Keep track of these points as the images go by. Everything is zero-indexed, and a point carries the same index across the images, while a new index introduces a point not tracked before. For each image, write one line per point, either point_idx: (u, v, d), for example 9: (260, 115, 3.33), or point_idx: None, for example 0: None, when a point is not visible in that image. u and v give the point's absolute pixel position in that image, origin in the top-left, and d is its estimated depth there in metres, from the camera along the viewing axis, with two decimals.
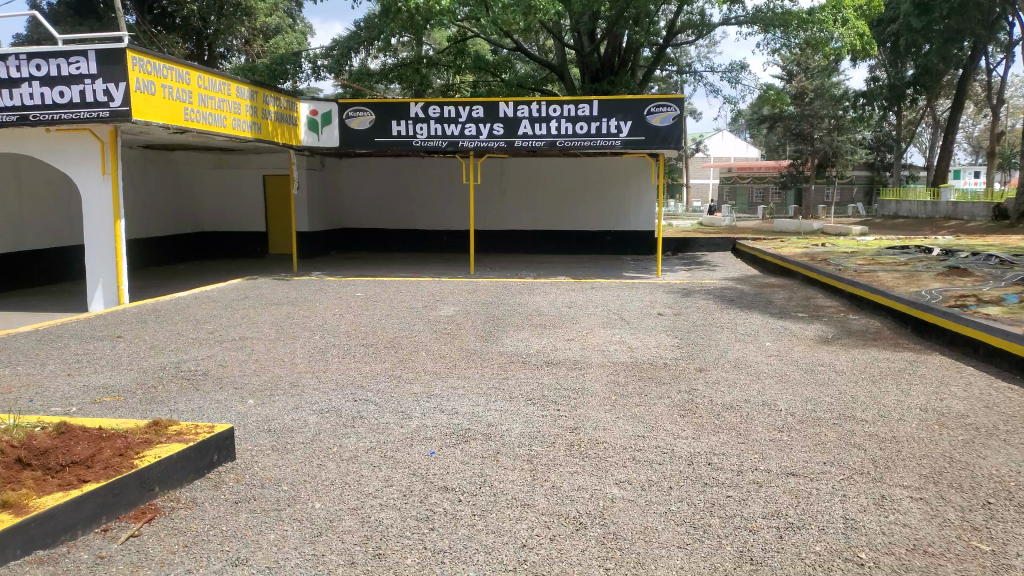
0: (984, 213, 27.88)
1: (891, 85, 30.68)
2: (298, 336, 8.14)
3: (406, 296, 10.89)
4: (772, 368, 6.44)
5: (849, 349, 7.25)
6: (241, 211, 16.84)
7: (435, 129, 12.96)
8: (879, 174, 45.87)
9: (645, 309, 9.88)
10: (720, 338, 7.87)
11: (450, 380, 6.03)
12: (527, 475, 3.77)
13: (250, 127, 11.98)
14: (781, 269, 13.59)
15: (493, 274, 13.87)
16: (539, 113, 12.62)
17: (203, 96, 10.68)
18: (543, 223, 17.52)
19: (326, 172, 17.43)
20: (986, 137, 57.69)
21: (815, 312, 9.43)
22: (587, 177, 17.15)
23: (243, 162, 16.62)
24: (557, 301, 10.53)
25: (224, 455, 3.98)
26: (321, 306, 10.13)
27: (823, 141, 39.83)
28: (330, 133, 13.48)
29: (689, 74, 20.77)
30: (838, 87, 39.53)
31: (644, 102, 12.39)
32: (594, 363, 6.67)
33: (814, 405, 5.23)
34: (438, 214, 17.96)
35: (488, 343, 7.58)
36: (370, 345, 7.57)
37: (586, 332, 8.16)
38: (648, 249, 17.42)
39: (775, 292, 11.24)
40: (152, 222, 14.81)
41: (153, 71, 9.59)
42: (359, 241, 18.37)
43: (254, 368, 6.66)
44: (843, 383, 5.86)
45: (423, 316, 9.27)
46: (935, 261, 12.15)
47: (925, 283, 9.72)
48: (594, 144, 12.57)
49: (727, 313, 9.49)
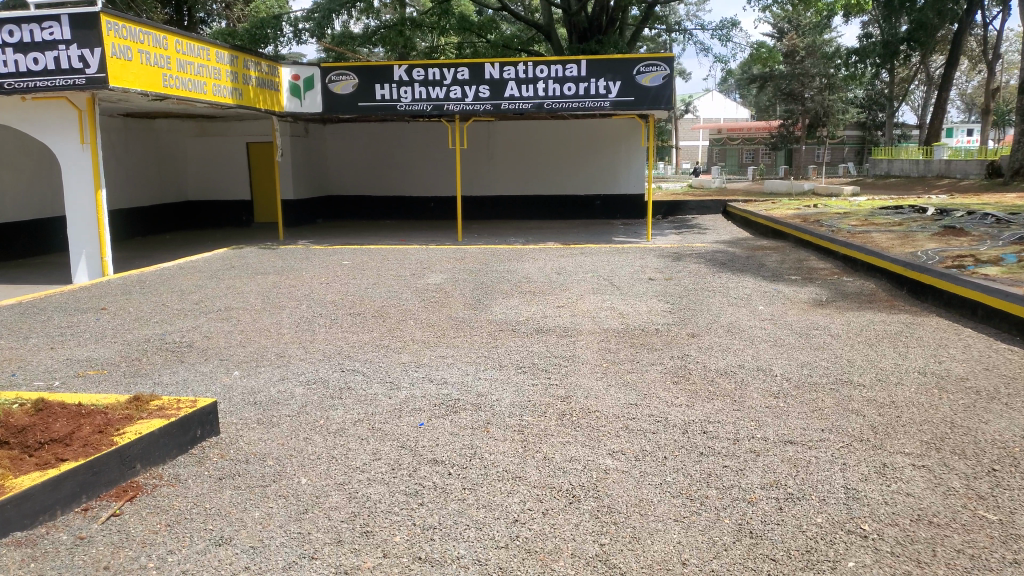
0: (978, 171, 27.76)
1: (885, 42, 30.22)
2: (284, 306, 7.99)
3: (394, 264, 10.73)
4: (766, 332, 6.35)
5: (844, 312, 7.16)
6: (226, 180, 16.55)
7: (420, 93, 12.67)
8: (870, 133, 45.62)
9: (636, 273, 9.76)
10: (714, 302, 7.76)
11: (439, 349, 5.92)
12: (518, 447, 3.66)
13: (232, 93, 11.66)
14: (772, 231, 13.49)
15: (483, 241, 13.70)
16: (526, 74, 12.36)
17: (182, 62, 10.37)
18: (532, 188, 17.31)
19: (311, 138, 17.14)
20: (978, 94, 57.37)
21: (808, 274, 9.34)
22: (577, 140, 16.90)
23: (225, 130, 16.31)
24: (548, 267, 10.40)
25: (208, 430, 3.79)
26: (308, 275, 9.97)
27: (814, 101, 39.48)
28: (313, 99, 13.22)
29: (679, 33, 20.39)
30: (830, 45, 39.28)
31: (632, 61, 12.13)
32: (586, 329, 6.55)
33: (811, 369, 5.14)
34: (425, 180, 17.72)
35: (478, 310, 7.45)
36: (357, 314, 7.43)
37: (577, 298, 8.03)
38: (638, 213, 17.26)
39: (767, 255, 11.14)
40: (136, 192, 14.53)
41: (130, 36, 9.28)
42: (346, 208, 18.12)
43: (240, 339, 6.51)
44: (838, 347, 5.78)
45: (411, 283, 9.12)
46: (928, 221, 12.06)
47: (920, 244, 9.60)
48: (583, 105, 12.32)
49: (719, 277, 9.38)
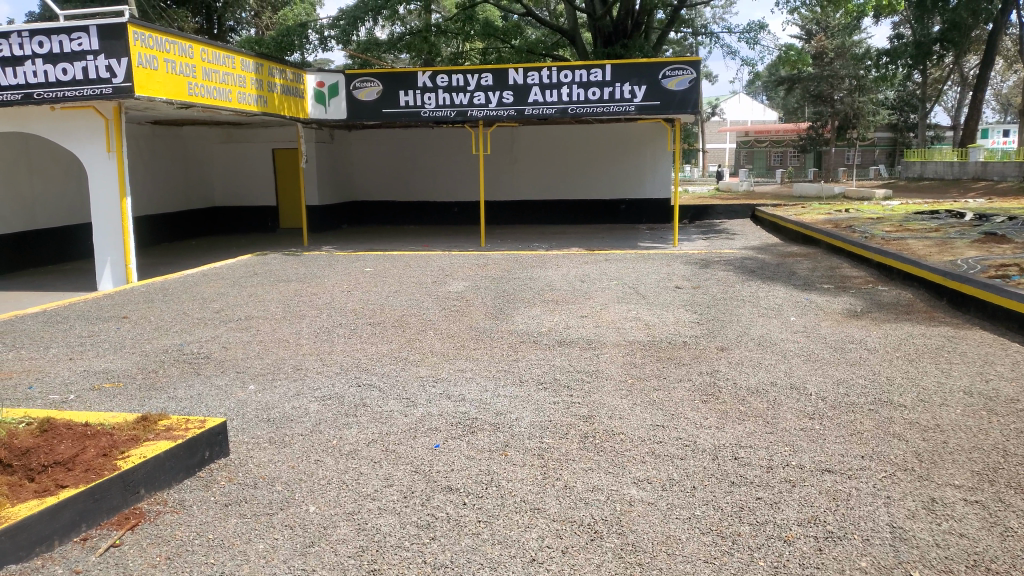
0: (1016, 173, 27.06)
1: (918, 43, 29.58)
2: (304, 315, 7.86)
3: (416, 271, 10.59)
4: (800, 346, 6.09)
5: (881, 324, 6.87)
6: (251, 186, 16.57)
7: (444, 99, 12.52)
8: (902, 135, 44.78)
9: (662, 282, 9.51)
10: (744, 313, 7.50)
11: (458, 362, 5.74)
12: (538, 474, 3.46)
13: (256, 100, 11.60)
14: (803, 237, 13.15)
15: (507, 246, 13.52)
16: (550, 79, 12.17)
17: (207, 70, 10.33)
18: (556, 193, 17.10)
19: (336, 144, 17.10)
20: (1014, 93, 56.14)
21: (841, 283, 9.04)
22: (602, 144, 16.68)
23: (250, 136, 16.33)
24: (572, 274, 10.19)
25: (217, 451, 3.62)
26: (330, 283, 9.86)
27: (844, 102, 38.88)
28: (337, 106, 13.14)
29: (706, 35, 20.08)
30: (860, 47, 38.70)
31: (658, 64, 11.90)
32: (612, 342, 6.34)
33: (848, 388, 4.89)
34: (449, 185, 17.59)
35: (499, 320, 7.27)
36: (376, 324, 7.28)
37: (602, 308, 7.82)
38: (664, 217, 16.98)
39: (798, 262, 10.84)
40: (163, 198, 14.56)
41: (156, 46, 9.24)
42: (370, 213, 18.05)
43: (258, 350, 6.39)
44: (876, 363, 5.51)
45: (433, 291, 8.97)
46: (966, 227, 11.68)
47: (959, 251, 9.25)
48: (608, 110, 12.11)
49: (749, 285, 9.10)
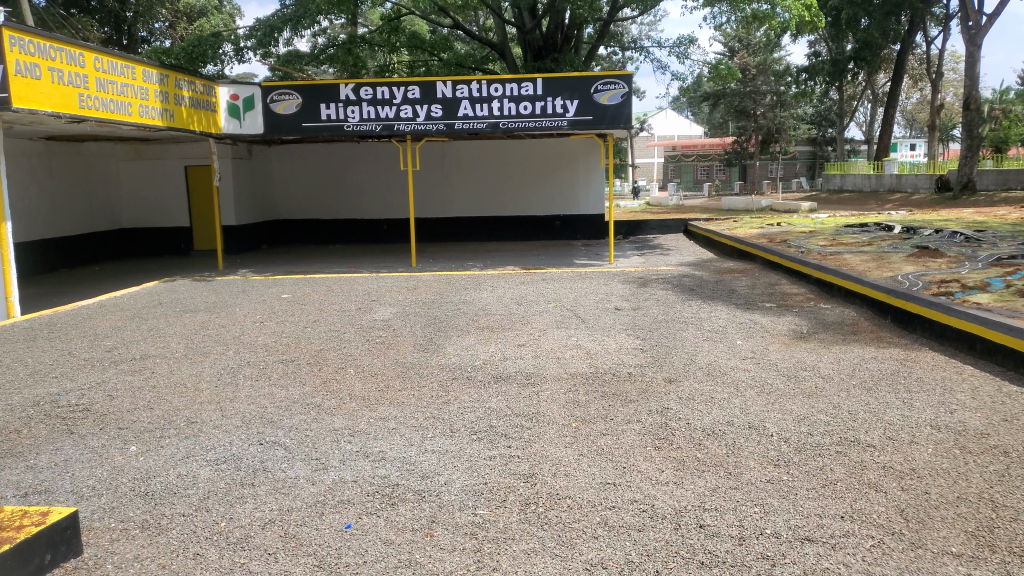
0: (928, 185, 27.86)
1: (833, 60, 30.31)
2: (208, 352, 7.06)
3: (338, 297, 9.84)
4: (751, 375, 5.67)
5: (831, 347, 6.53)
6: (163, 206, 15.53)
7: (368, 112, 11.85)
8: (821, 149, 46.04)
9: (601, 303, 9.05)
10: (688, 337, 7.07)
11: (381, 408, 5.08)
12: (472, 566, 2.90)
13: (160, 114, 10.68)
14: (738, 252, 12.94)
15: (438, 266, 12.88)
16: (480, 92, 11.65)
17: (102, 80, 9.40)
18: (488, 209, 16.58)
19: (255, 160, 16.20)
20: (921, 109, 58.63)
21: (783, 301, 8.76)
22: (533, 159, 16.26)
23: (160, 153, 15.32)
24: (506, 296, 9.64)
25: (62, 554, 3.02)
26: (241, 312, 9.04)
27: (767, 117, 40.01)
28: (253, 120, 12.28)
29: (636, 50, 19.91)
30: (781, 62, 39.68)
31: (590, 78, 11.52)
32: (549, 375, 5.79)
33: (809, 425, 4.46)
34: (376, 202, 16.87)
35: (428, 353, 6.62)
36: (290, 362, 6.55)
37: (539, 335, 7.28)
38: (598, 233, 16.64)
39: (736, 278, 10.56)
40: (62, 221, 13.43)
41: (38, 52, 8.31)
42: (293, 233, 17.16)
43: (150, 399, 5.60)
44: (835, 394, 5.10)
45: (355, 320, 8.26)
46: (898, 241, 11.64)
47: (897, 266, 9.07)
48: (540, 125, 11.66)
49: (689, 305, 8.72)
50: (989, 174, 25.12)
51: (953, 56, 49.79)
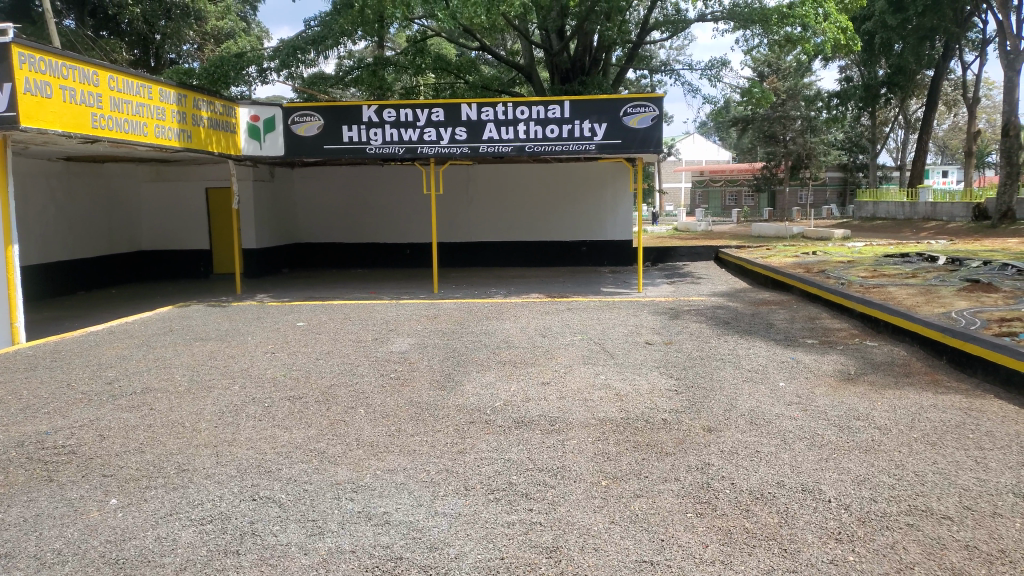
0: (966, 214, 27.04)
1: (867, 85, 29.56)
2: (213, 387, 6.64)
3: (355, 326, 9.43)
4: (799, 425, 5.14)
5: (883, 392, 5.98)
6: (183, 228, 15.32)
7: (391, 134, 11.53)
8: (853, 175, 45.18)
9: (630, 337, 8.52)
10: (726, 378, 6.53)
11: (389, 457, 4.62)
12: None
13: (178, 135, 10.40)
14: (772, 282, 12.36)
15: (460, 293, 12.46)
16: (505, 115, 11.30)
17: (116, 100, 9.14)
18: (512, 234, 16.17)
19: (278, 183, 15.98)
20: (955, 136, 57.57)
21: (825, 337, 8.21)
22: (559, 184, 15.86)
23: (182, 174, 15.13)
24: (530, 327, 9.17)
25: None
26: (252, 342, 8.65)
27: (796, 143, 39.34)
28: (274, 141, 11.99)
29: (666, 73, 19.52)
30: (810, 87, 39.10)
31: (619, 101, 11.10)
32: (575, 421, 5.29)
33: (871, 488, 3.94)
34: (399, 226, 16.54)
35: (445, 392, 6.15)
36: (298, 399, 6.11)
37: (565, 372, 6.78)
38: (625, 260, 16.17)
39: (773, 311, 10.01)
40: (82, 242, 13.24)
41: (49, 71, 8.06)
42: (314, 257, 16.88)
43: (143, 440, 5.17)
44: (896, 450, 4.56)
45: (372, 352, 7.84)
46: (946, 272, 11.01)
47: (949, 301, 8.49)
48: (566, 149, 11.25)
49: (725, 341, 8.18)
50: None
51: (989, 82, 48.91)
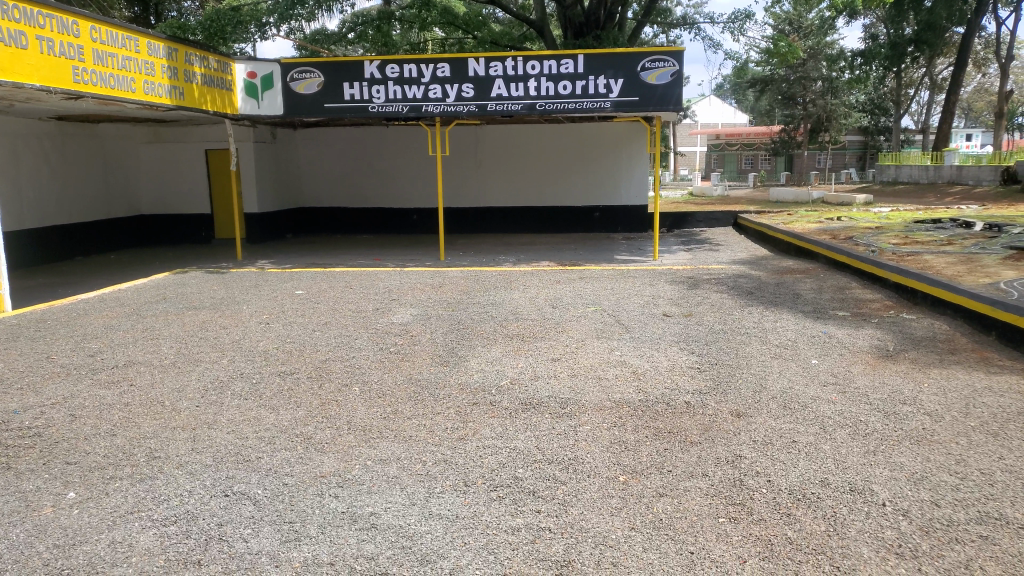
0: (992, 177, 26.17)
1: (893, 43, 28.50)
2: (200, 360, 6.17)
3: (356, 295, 8.96)
4: (838, 410, 4.63)
5: (928, 372, 5.45)
6: (184, 192, 14.84)
7: (394, 92, 10.93)
8: (873, 139, 44.05)
9: (648, 308, 8.00)
10: (753, 354, 6.00)
11: (382, 445, 4.14)
12: None
13: (168, 92, 9.85)
14: (795, 249, 11.76)
15: (468, 260, 11.95)
16: (515, 70, 10.65)
17: (100, 53, 8.58)
18: (523, 198, 15.58)
19: (280, 144, 15.43)
20: (980, 98, 55.93)
21: (858, 309, 7.65)
22: (573, 146, 15.23)
23: (181, 136, 14.61)
24: (540, 297, 8.64)
25: None
26: (246, 311, 8.18)
27: (816, 105, 38.19)
28: (272, 100, 11.41)
29: (686, 28, 18.66)
30: (833, 47, 37.79)
31: (635, 54, 10.42)
32: (589, 403, 4.79)
33: (931, 489, 3.42)
34: (406, 190, 15.98)
35: (448, 368, 5.67)
36: (289, 375, 5.64)
37: (578, 347, 6.27)
38: (640, 226, 15.59)
39: (800, 281, 9.42)
40: (78, 206, 12.78)
41: (25, 19, 7.49)
42: (319, 222, 16.37)
43: (116, 422, 4.69)
44: (953, 443, 4.05)
45: (371, 323, 7.36)
46: (984, 240, 10.37)
47: (993, 271, 7.89)
48: (580, 107, 10.63)
49: (750, 312, 7.63)
50: None
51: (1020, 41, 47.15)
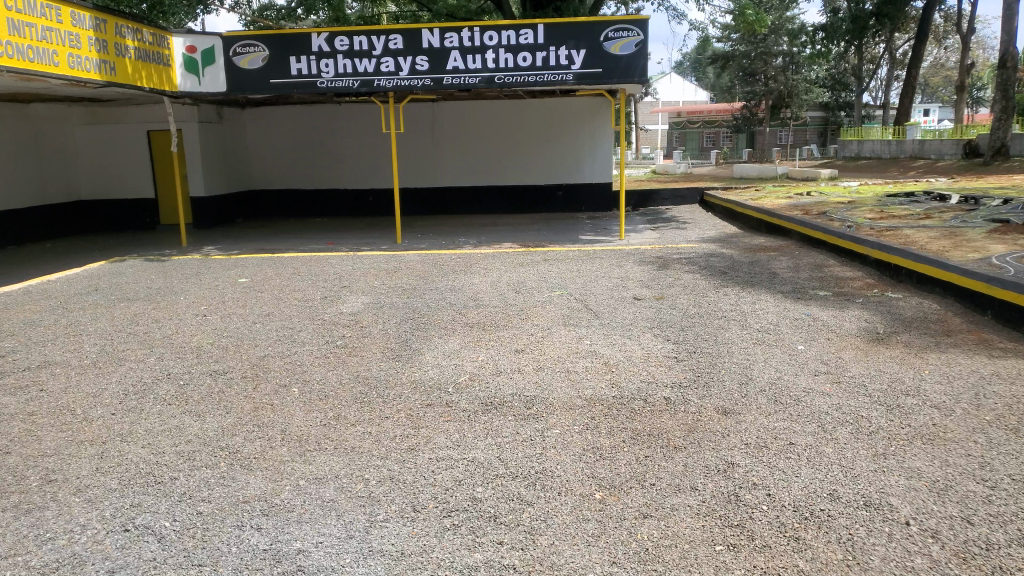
0: (953, 151, 26.16)
1: (854, 17, 28.09)
2: (123, 358, 5.43)
3: (304, 282, 8.29)
4: (834, 403, 4.13)
5: (926, 357, 5.01)
6: (125, 175, 13.92)
7: (344, 66, 10.18)
8: (834, 115, 44.02)
9: (618, 291, 7.45)
10: (735, 341, 5.49)
11: (318, 459, 3.53)
12: None
13: (96, 66, 8.95)
14: (767, 226, 11.33)
15: (427, 243, 11.32)
16: (472, 41, 9.99)
17: (15, 22, 7.68)
18: (485, 177, 14.94)
19: (227, 124, 14.55)
20: (936, 74, 56.43)
21: (839, 288, 7.20)
22: (536, 122, 14.63)
23: (120, 116, 13.67)
24: (503, 281, 8.06)
25: None
26: (182, 302, 7.45)
27: (777, 81, 38.13)
28: (214, 76, 10.58)
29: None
30: (794, 22, 37.47)
31: (598, 24, 9.81)
32: (558, 402, 4.23)
33: (960, 504, 2.95)
34: (362, 170, 15.24)
35: (399, 364, 5.07)
36: (221, 374, 4.96)
37: (544, 337, 5.70)
38: (607, 205, 15.08)
39: (775, 259, 8.97)
40: (8, 193, 11.80)
41: None
42: (271, 205, 15.56)
43: (11, 437, 3.96)
44: (970, 441, 3.59)
45: (317, 313, 6.71)
46: (961, 213, 10.04)
47: (979, 245, 7.52)
48: (541, 79, 10.01)
49: (727, 294, 7.13)
50: (1019, 140, 23.34)
51: None
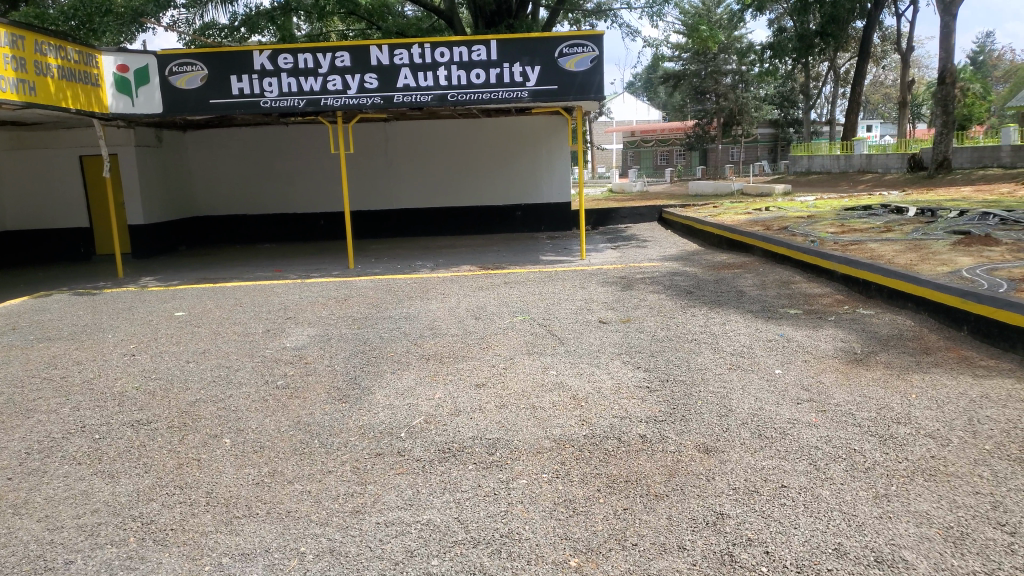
0: (900, 165, 26.56)
1: (800, 35, 28.35)
2: (33, 409, 4.85)
3: (247, 314, 7.74)
4: (823, 436, 3.79)
5: (909, 379, 4.71)
6: (57, 203, 13.16)
7: (289, 85, 9.71)
8: (783, 132, 44.69)
9: (581, 314, 7.08)
10: (709, 367, 5.14)
11: (247, 529, 3.06)
12: None
13: (14, 86, 8.18)
14: (728, 242, 11.11)
15: (380, 267, 10.84)
16: (423, 59, 9.62)
17: None
18: (438, 198, 14.55)
19: (167, 148, 13.92)
20: (878, 91, 57.80)
21: (809, 306, 6.94)
22: (490, 142, 14.30)
23: (50, 140, 12.92)
24: (461, 308, 7.62)
25: None
26: (110, 341, 6.86)
27: (727, 99, 38.53)
28: (149, 97, 9.98)
29: (602, 15, 17.99)
30: (742, 41, 37.99)
31: (553, 39, 9.53)
32: (524, 446, 3.81)
33: (982, 557, 2.60)
34: (311, 193, 14.72)
35: (347, 406, 4.58)
36: (143, 425, 4.41)
37: (506, 368, 5.28)
38: (564, 224, 14.79)
39: (739, 276, 8.72)
40: None
41: None
42: (216, 231, 14.91)
43: None
44: (975, 475, 3.27)
45: (258, 350, 6.18)
46: (921, 225, 9.94)
47: (945, 258, 7.35)
48: (496, 97, 9.66)
49: (694, 315, 6.81)
50: (962, 153, 23.68)
51: None
